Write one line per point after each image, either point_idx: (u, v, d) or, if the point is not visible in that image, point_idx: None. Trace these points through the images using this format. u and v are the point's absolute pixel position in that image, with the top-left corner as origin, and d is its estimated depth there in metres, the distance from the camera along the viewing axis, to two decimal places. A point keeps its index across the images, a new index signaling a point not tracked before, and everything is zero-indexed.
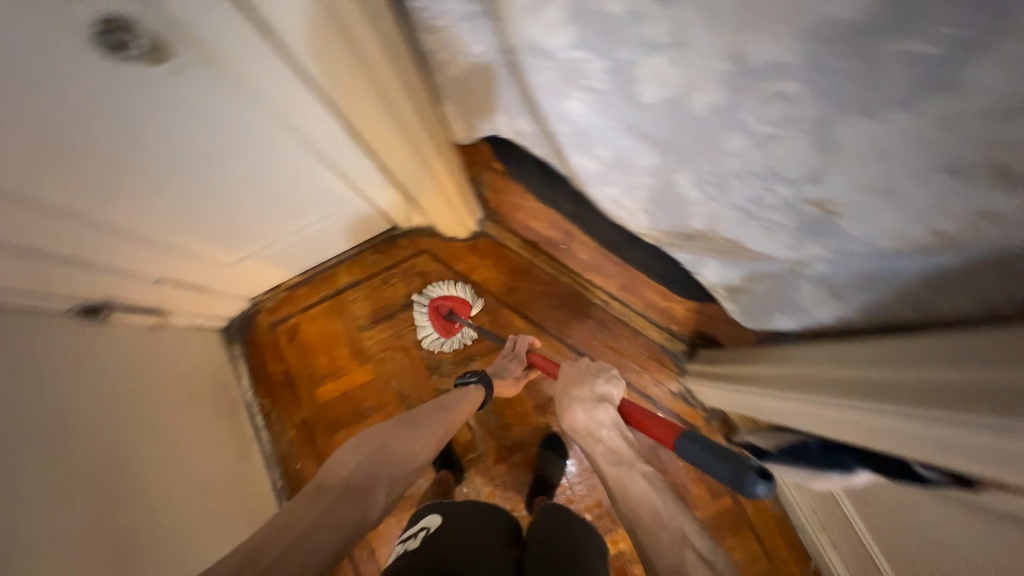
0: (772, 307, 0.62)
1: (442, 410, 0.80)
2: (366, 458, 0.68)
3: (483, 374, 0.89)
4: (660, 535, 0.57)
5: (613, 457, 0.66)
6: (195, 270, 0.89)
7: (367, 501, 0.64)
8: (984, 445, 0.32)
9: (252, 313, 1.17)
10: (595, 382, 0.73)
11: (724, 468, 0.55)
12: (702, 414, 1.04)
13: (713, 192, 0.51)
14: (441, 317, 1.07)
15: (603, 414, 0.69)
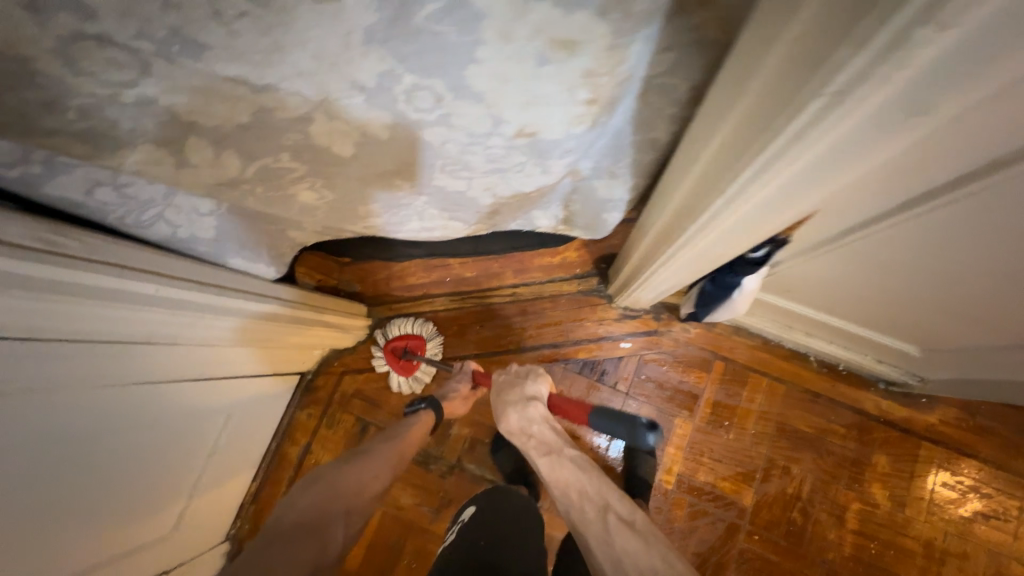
0: (597, 212, 0.66)
1: (387, 442, 0.79)
2: (314, 497, 0.64)
3: (433, 398, 0.91)
4: (587, 507, 0.66)
5: (544, 449, 0.73)
6: (146, 563, 0.83)
7: (324, 534, 0.60)
8: (767, 199, 0.35)
9: (238, 547, 1.09)
10: (526, 385, 0.80)
11: (622, 429, 0.75)
12: (650, 315, 1.07)
13: (468, 173, 0.55)
14: (399, 358, 1.08)
15: (534, 412, 0.76)
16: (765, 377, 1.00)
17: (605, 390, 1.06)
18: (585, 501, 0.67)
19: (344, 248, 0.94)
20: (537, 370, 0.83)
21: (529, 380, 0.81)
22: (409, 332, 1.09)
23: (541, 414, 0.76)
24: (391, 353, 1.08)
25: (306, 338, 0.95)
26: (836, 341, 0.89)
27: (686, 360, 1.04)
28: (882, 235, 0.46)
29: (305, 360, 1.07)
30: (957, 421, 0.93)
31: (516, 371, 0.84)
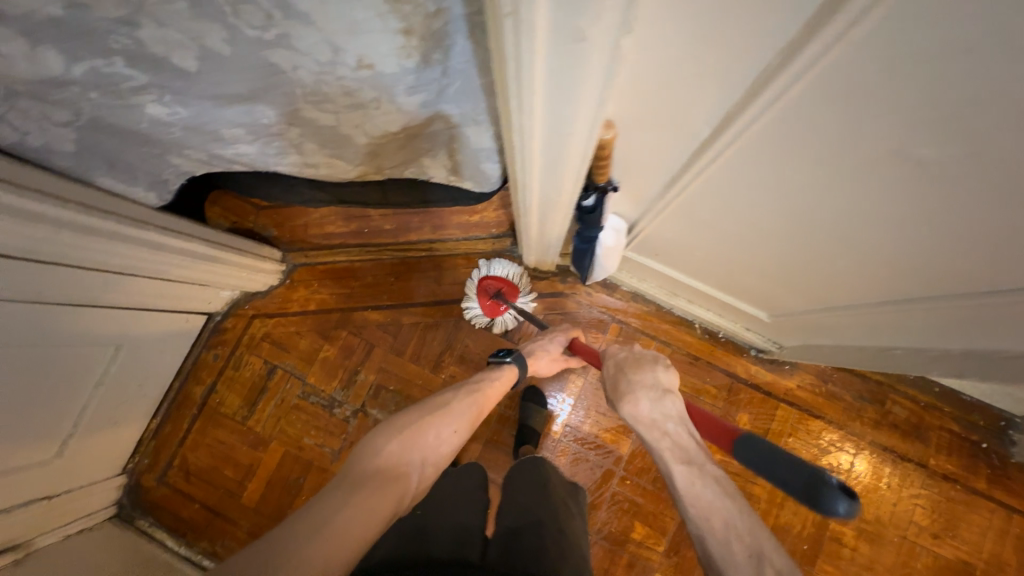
0: (473, 162, 0.69)
1: (467, 398, 0.78)
2: (398, 443, 0.65)
3: (517, 355, 0.90)
4: (735, 549, 0.53)
5: (680, 455, 0.61)
6: (18, 487, 0.83)
7: (401, 481, 0.61)
8: (546, 151, 0.41)
9: (135, 482, 1.09)
10: (657, 370, 0.71)
11: (800, 482, 0.47)
12: (558, 278, 1.12)
13: (330, 108, 0.56)
14: (489, 296, 1.08)
15: (669, 407, 0.66)
16: (653, 340, 1.08)
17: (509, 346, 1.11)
18: (732, 540, 0.54)
19: (247, 186, 0.93)
20: (663, 360, 0.74)
21: (658, 366, 0.72)
22: (504, 276, 1.09)
23: (672, 408, 0.66)
24: (482, 291, 1.09)
25: (209, 276, 0.95)
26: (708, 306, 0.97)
27: (586, 321, 1.10)
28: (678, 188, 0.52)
29: (210, 300, 1.06)
30: (812, 386, 1.04)
31: (634, 352, 0.77)
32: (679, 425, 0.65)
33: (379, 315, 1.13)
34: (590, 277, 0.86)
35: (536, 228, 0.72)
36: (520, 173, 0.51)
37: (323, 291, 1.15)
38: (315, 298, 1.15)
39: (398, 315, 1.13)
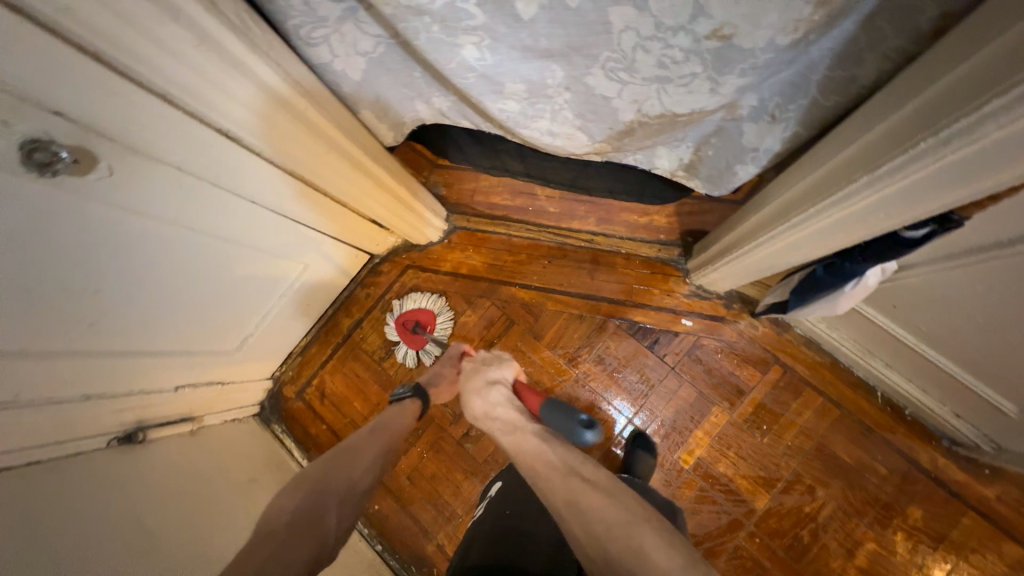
0: (728, 162, 0.63)
1: (377, 431, 0.74)
2: (306, 497, 0.60)
3: (416, 386, 0.84)
4: (552, 475, 0.60)
5: (506, 427, 0.70)
6: (203, 367, 0.93)
7: (316, 533, 0.57)
8: (948, 168, 0.35)
9: (278, 389, 1.19)
10: (487, 371, 0.78)
11: (567, 425, 0.70)
12: (722, 302, 1.04)
13: (626, 77, 0.53)
14: (409, 330, 1.12)
15: (494, 395, 0.74)
16: (820, 396, 0.96)
17: (650, 358, 1.05)
18: (549, 465, 0.61)
19: (448, 143, 0.95)
20: (502, 360, 0.82)
21: (492, 366, 0.80)
22: (423, 307, 1.13)
23: (503, 397, 0.74)
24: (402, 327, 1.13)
25: (389, 220, 0.99)
26: (917, 380, 0.85)
27: (743, 354, 1.01)
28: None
29: (378, 242, 1.12)
30: (1017, 504, 0.86)
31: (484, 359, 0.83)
32: (511, 404, 0.73)
33: (524, 294, 1.13)
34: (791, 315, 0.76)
35: (781, 247, 0.63)
36: (863, 191, 0.43)
37: (476, 258, 1.16)
38: (468, 263, 1.16)
39: (543, 298, 1.12)
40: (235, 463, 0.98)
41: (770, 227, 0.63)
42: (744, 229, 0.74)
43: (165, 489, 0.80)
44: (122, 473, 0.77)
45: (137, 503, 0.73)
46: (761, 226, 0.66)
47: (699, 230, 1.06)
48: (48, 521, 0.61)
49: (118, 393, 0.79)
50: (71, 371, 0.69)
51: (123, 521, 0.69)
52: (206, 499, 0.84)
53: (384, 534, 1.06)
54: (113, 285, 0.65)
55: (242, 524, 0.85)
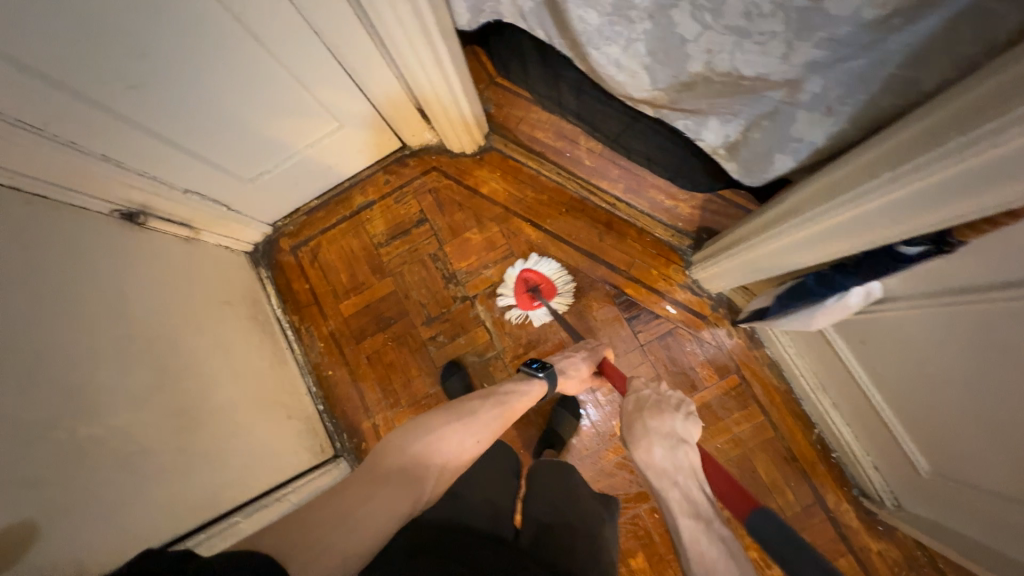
0: (771, 148, 0.65)
1: (495, 406, 0.77)
2: (423, 452, 0.64)
3: (553, 372, 0.86)
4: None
5: (688, 508, 0.56)
6: (216, 183, 0.95)
7: (416, 486, 0.61)
8: (979, 170, 0.38)
9: (275, 238, 1.21)
10: (675, 416, 0.68)
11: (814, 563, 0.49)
12: (709, 302, 1.07)
13: (709, 20, 0.54)
14: (527, 289, 1.10)
15: (682, 457, 0.63)
16: (761, 414, 1.01)
17: (625, 330, 1.09)
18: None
19: (515, 54, 0.95)
20: (686, 404, 0.72)
21: (681, 410, 0.70)
22: (546, 274, 1.10)
23: (684, 458, 0.63)
24: (520, 283, 1.11)
25: (439, 108, 0.98)
26: (855, 427, 0.89)
27: (711, 355, 1.05)
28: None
29: (413, 134, 1.12)
30: (892, 563, 0.93)
31: (662, 394, 0.75)
32: (697, 479, 0.60)
33: (532, 232, 1.14)
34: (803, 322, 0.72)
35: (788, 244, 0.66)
36: (881, 188, 0.46)
37: (500, 182, 1.17)
38: (490, 185, 1.17)
39: (549, 242, 1.14)
40: (236, 312, 1.02)
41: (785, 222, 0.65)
42: (757, 225, 0.76)
43: (166, 309, 0.83)
44: (123, 259, 0.80)
45: (136, 311, 0.77)
46: (775, 221, 0.68)
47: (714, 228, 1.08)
48: (52, 291, 0.64)
49: (134, 171, 0.81)
50: (97, 127, 0.71)
51: (108, 288, 0.73)
52: (199, 335, 0.88)
53: (328, 398, 1.13)
54: (157, 52, 0.66)
55: (228, 373, 0.90)
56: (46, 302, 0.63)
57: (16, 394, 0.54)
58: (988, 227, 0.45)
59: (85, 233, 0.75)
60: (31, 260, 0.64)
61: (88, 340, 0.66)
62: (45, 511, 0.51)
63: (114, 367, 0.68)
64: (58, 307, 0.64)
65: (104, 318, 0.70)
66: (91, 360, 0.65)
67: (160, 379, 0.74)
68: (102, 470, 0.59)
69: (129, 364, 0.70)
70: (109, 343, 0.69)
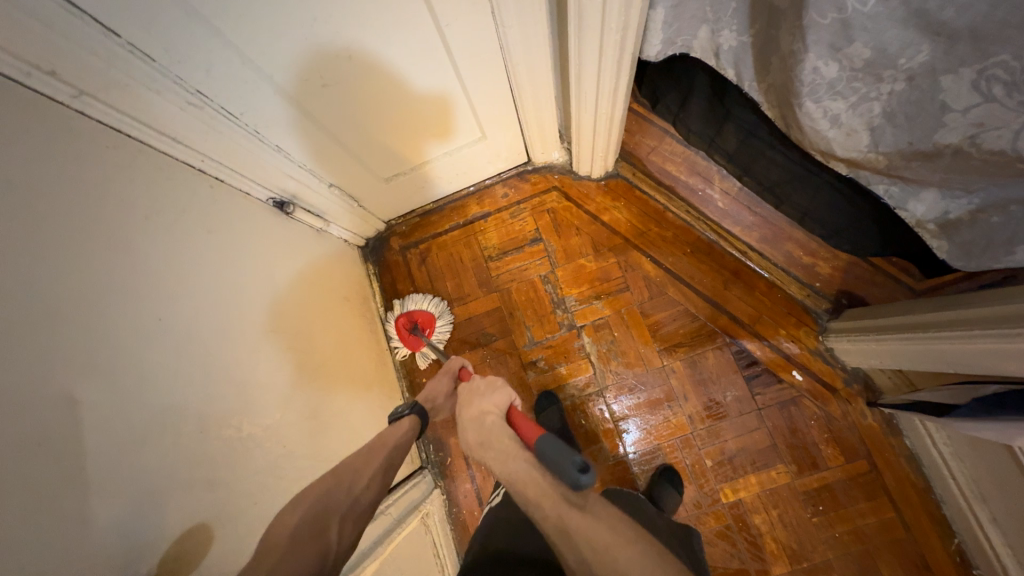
0: (1015, 238, 0.57)
1: (369, 449, 0.69)
2: (308, 512, 0.56)
3: (416, 403, 0.79)
4: (546, 505, 0.54)
5: (499, 456, 0.59)
6: (355, 178, 0.96)
7: (322, 542, 0.54)
8: None
9: (386, 236, 1.21)
10: (479, 395, 0.67)
11: (556, 462, 0.54)
12: (842, 374, 0.98)
13: (998, 93, 0.47)
14: (408, 332, 1.07)
15: (490, 424, 0.63)
16: (891, 509, 0.91)
17: (741, 390, 1.01)
18: (547, 500, 0.54)
19: (678, 87, 0.91)
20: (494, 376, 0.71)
21: (485, 390, 0.68)
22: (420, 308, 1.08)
23: (494, 428, 0.62)
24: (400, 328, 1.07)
25: (586, 131, 0.95)
26: (1017, 555, 0.77)
27: (837, 433, 0.96)
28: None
29: (542, 150, 1.09)
30: None
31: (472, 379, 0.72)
32: (504, 437, 0.61)
33: (651, 269, 1.09)
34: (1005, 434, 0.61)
35: (1020, 351, 0.58)
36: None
37: (623, 212, 1.13)
38: (612, 213, 1.13)
39: (667, 282, 1.08)
40: (349, 307, 1.02)
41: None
42: (955, 315, 0.68)
43: (299, 301, 0.84)
44: (271, 247, 0.81)
45: (278, 303, 0.77)
46: (1004, 319, 0.60)
47: (857, 295, 0.98)
48: (217, 277, 0.64)
49: (296, 162, 0.82)
50: (276, 117, 0.71)
51: (259, 279, 0.74)
52: (323, 330, 0.88)
53: None
54: (356, 45, 0.66)
55: (343, 371, 0.89)
56: (215, 293, 0.63)
57: (194, 384, 0.54)
58: None
59: (247, 218, 0.77)
60: (205, 246, 0.64)
61: (243, 331, 0.66)
62: (213, 511, 0.51)
63: (263, 359, 0.68)
64: (220, 295, 0.64)
65: (255, 307, 0.70)
66: (245, 354, 0.64)
67: (295, 375, 0.74)
68: (254, 470, 0.59)
69: (274, 360, 0.70)
70: (260, 337, 0.69)
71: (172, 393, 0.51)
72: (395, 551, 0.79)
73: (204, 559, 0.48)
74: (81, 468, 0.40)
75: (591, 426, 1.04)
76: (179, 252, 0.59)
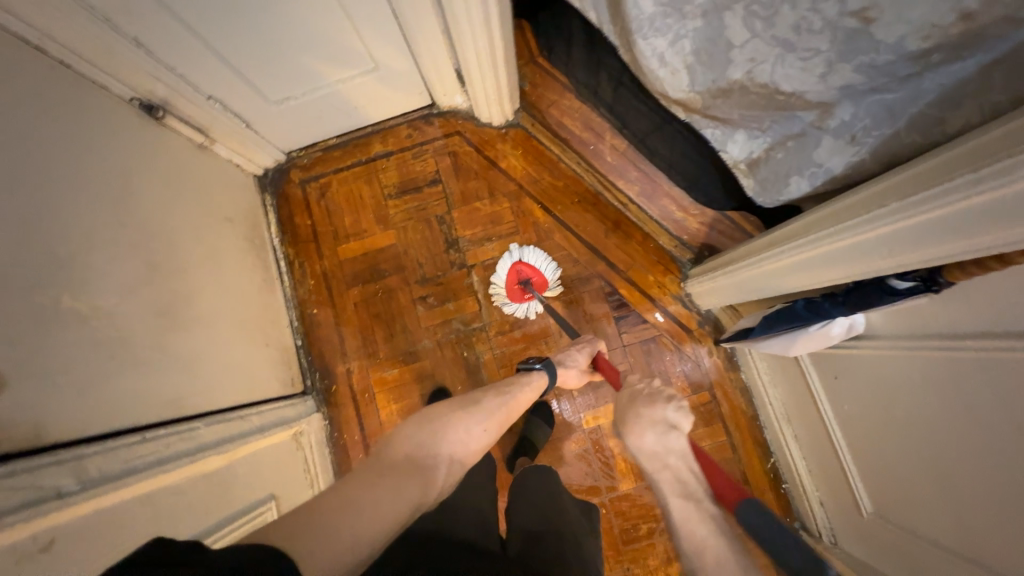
0: (791, 168, 0.66)
1: (501, 397, 0.82)
2: (432, 447, 0.69)
3: (551, 364, 0.93)
4: (707, 556, 0.63)
5: (681, 488, 0.71)
6: (241, 96, 0.94)
7: (425, 476, 0.64)
8: (991, 207, 0.40)
9: (287, 167, 1.20)
10: (668, 408, 0.82)
11: (790, 548, 0.60)
12: (697, 317, 1.08)
13: (759, 28, 0.54)
14: (518, 282, 1.09)
15: (674, 441, 0.78)
16: (724, 434, 1.04)
17: (611, 329, 1.10)
18: (708, 552, 0.64)
19: (565, 36, 0.96)
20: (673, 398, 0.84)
21: (669, 406, 0.83)
22: (545, 271, 1.09)
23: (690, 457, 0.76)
24: (515, 273, 1.09)
25: (479, 72, 0.99)
26: (810, 461, 0.91)
27: (688, 369, 1.07)
28: (999, 361, 0.48)
29: (444, 94, 1.13)
30: None
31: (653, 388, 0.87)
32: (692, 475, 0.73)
33: (541, 216, 1.15)
34: (777, 341, 0.74)
35: (794, 265, 0.67)
36: (903, 215, 0.47)
37: (520, 160, 1.18)
38: (509, 160, 1.18)
39: (555, 228, 1.14)
40: (233, 229, 1.01)
41: (796, 239, 0.66)
42: (760, 247, 0.79)
43: (168, 205, 0.83)
44: (134, 145, 0.79)
45: (137, 199, 0.76)
46: (785, 240, 0.70)
47: (716, 248, 1.09)
48: (51, 152, 0.63)
49: (163, 63, 0.81)
50: (135, 6, 0.70)
51: (113, 172, 0.73)
52: (194, 240, 0.87)
53: (307, 336, 1.12)
54: None
55: (215, 284, 0.89)
56: (48, 168, 0.62)
57: (2, 241, 0.54)
58: (973, 270, 0.48)
59: (99, 108, 0.74)
60: (35, 119, 0.62)
61: (83, 211, 0.65)
62: (14, 363, 0.51)
63: (103, 243, 0.67)
64: (54, 169, 0.63)
65: (103, 194, 0.70)
66: (79, 232, 0.64)
67: (146, 271, 0.73)
68: (72, 341, 0.58)
69: (120, 249, 0.69)
70: (103, 222, 0.68)
71: None
72: (251, 453, 0.82)
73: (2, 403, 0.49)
74: None
75: (473, 358, 1.10)
76: (1, 114, 0.58)
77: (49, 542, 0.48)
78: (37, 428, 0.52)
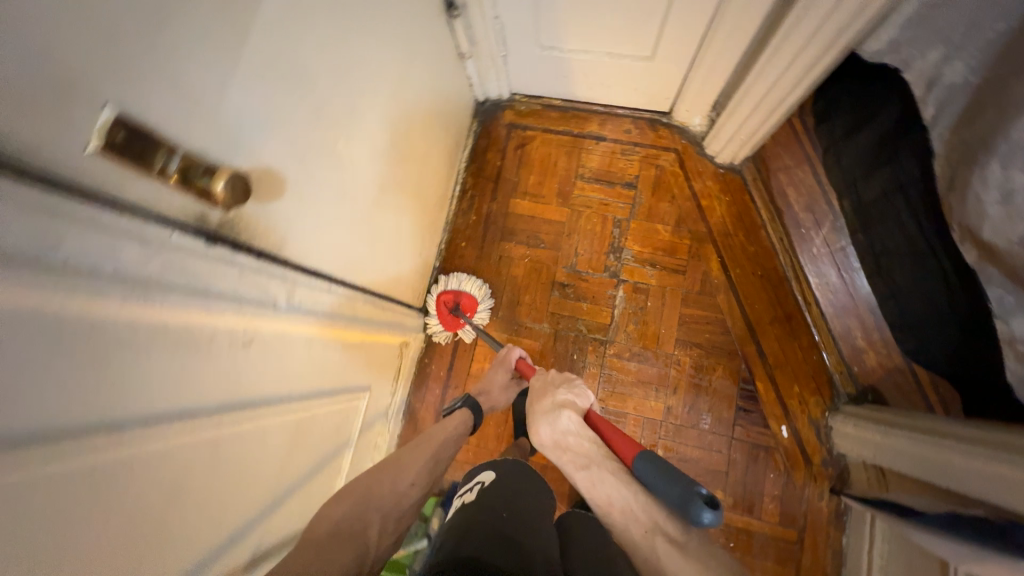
0: None
1: (422, 444, 0.75)
2: (351, 509, 0.61)
3: (470, 399, 0.87)
4: (635, 529, 0.60)
5: (581, 463, 0.66)
6: (520, 24, 0.96)
7: (358, 540, 0.59)
8: None
9: (504, 105, 1.22)
10: (556, 392, 0.76)
11: (673, 491, 0.57)
12: (824, 453, 0.97)
13: None
14: (448, 312, 1.08)
15: (565, 423, 0.70)
16: None
17: (727, 414, 1.02)
18: (631, 518, 0.61)
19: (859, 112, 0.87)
20: (572, 381, 0.79)
21: (561, 388, 0.77)
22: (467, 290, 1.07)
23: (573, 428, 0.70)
24: (439, 307, 1.08)
25: (748, 105, 0.92)
26: None
27: (786, 497, 0.97)
28: None
29: (686, 108, 1.08)
30: None
31: (549, 377, 0.81)
32: (584, 440, 0.69)
33: (716, 270, 1.09)
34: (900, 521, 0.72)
35: (971, 469, 0.64)
36: None
37: (723, 207, 1.11)
38: (712, 201, 1.12)
39: (721, 288, 1.08)
40: (445, 139, 1.04)
41: (963, 442, 0.67)
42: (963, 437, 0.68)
43: (422, 95, 0.87)
44: (426, 29, 0.83)
45: (409, 79, 0.80)
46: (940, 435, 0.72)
47: (885, 398, 0.95)
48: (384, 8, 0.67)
49: None
50: None
51: (406, 46, 0.76)
52: (422, 135, 0.91)
53: (445, 262, 1.16)
54: None
55: (416, 181, 0.93)
56: (377, 20, 0.65)
57: (331, 69, 0.57)
58: None
59: None
60: None
61: (378, 72, 0.69)
62: (297, 178, 0.55)
63: (378, 106, 0.71)
64: (381, 25, 0.67)
65: (395, 63, 0.73)
66: (370, 86, 0.68)
67: (389, 143, 0.78)
68: (330, 180, 0.62)
69: (383, 116, 0.73)
70: (386, 88, 0.72)
71: (314, 57, 0.54)
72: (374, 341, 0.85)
73: (277, 205, 0.53)
74: (244, 42, 0.43)
75: (580, 364, 1.07)
76: None
77: (249, 340, 0.51)
78: (284, 240, 0.55)
